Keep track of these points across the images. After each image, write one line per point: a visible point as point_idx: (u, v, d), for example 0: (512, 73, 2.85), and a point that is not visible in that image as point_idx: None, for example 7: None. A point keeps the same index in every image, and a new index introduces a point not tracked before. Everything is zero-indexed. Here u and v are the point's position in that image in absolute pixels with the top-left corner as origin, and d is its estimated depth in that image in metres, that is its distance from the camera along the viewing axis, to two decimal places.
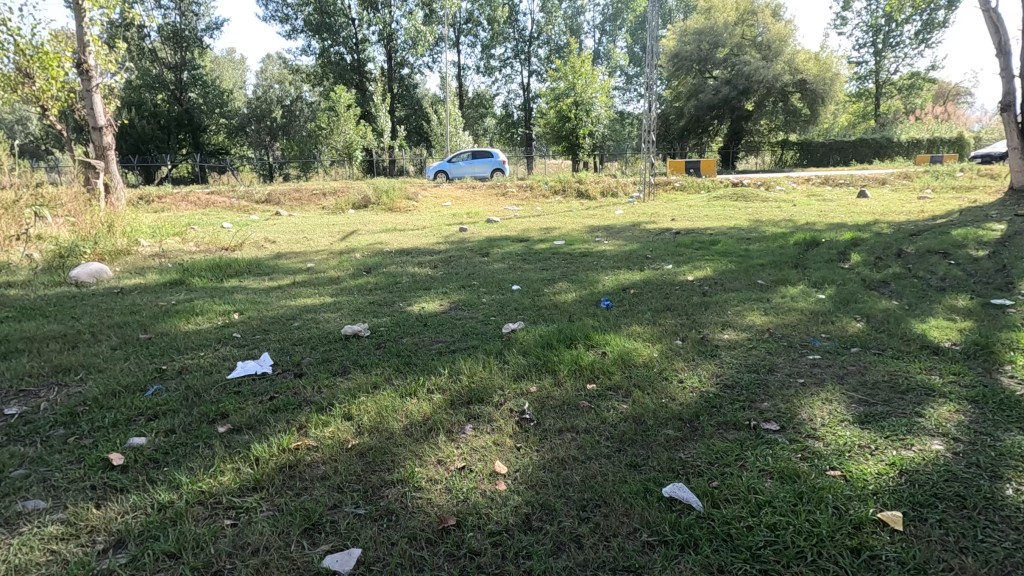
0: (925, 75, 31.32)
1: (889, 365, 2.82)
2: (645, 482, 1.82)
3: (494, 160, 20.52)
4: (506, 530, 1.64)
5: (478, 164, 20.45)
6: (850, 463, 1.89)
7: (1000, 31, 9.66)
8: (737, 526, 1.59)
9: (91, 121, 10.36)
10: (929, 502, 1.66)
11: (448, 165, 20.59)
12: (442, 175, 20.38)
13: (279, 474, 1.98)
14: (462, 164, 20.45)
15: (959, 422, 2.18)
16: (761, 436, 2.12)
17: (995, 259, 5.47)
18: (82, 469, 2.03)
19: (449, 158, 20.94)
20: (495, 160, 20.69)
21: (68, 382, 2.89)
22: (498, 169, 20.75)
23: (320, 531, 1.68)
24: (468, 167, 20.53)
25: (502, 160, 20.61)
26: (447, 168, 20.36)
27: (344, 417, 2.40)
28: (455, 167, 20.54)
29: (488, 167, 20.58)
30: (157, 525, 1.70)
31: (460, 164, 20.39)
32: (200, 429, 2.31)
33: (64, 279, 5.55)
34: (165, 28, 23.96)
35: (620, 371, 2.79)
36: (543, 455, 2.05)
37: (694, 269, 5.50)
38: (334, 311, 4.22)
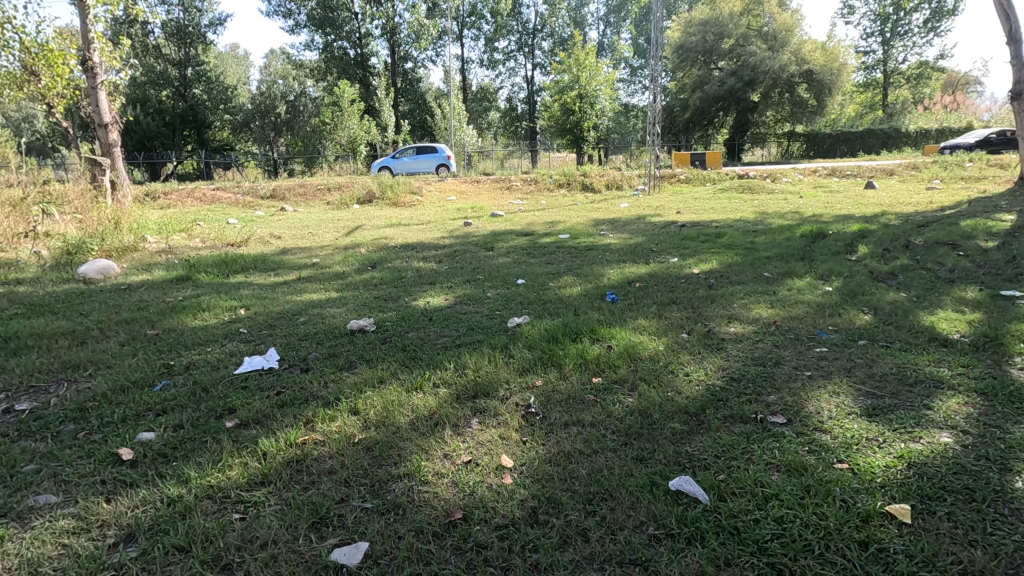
0: (934, 64, 30.96)
1: (896, 357, 2.80)
2: (652, 476, 1.82)
3: (439, 154, 19.68)
4: (513, 524, 1.65)
5: (422, 159, 19.61)
6: (858, 456, 1.88)
7: (1011, 18, 9.52)
8: (744, 519, 1.59)
9: (96, 118, 10.43)
10: (938, 494, 1.65)
11: (392, 160, 19.79)
12: (386, 171, 19.58)
13: (287, 469, 1.99)
14: (406, 159, 19.62)
15: (967, 415, 2.17)
16: (767, 429, 2.11)
17: (1003, 250, 5.42)
18: (92, 463, 2.05)
19: (394, 153, 20.15)
20: (440, 156, 19.85)
21: (78, 378, 2.92)
22: (443, 165, 19.90)
23: (327, 524, 1.68)
24: (412, 163, 19.71)
25: (448, 155, 19.78)
26: (390, 163, 19.57)
27: (350, 411, 2.41)
28: (399, 162, 19.71)
29: (432, 162, 19.72)
30: (167, 519, 1.72)
31: (404, 159, 19.58)
32: (208, 424, 2.33)
33: (72, 276, 5.60)
34: (169, 23, 24.09)
35: (625, 365, 2.79)
36: (549, 448, 2.05)
37: (699, 262, 5.48)
38: (339, 306, 4.23)
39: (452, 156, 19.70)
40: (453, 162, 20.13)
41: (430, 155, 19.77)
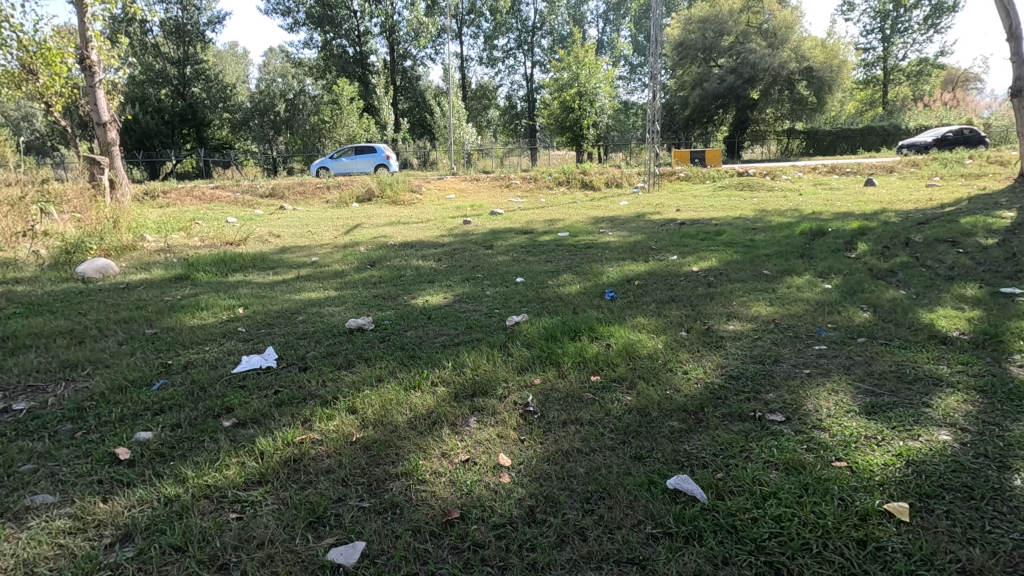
0: (934, 61, 30.93)
1: (896, 355, 2.79)
2: (650, 475, 1.81)
3: (376, 155, 19.15)
4: (510, 523, 1.65)
5: (359, 160, 19.17)
6: (857, 455, 1.88)
7: (1011, 14, 9.49)
8: (742, 518, 1.58)
9: (95, 117, 10.41)
10: (936, 493, 1.65)
11: (331, 161, 19.55)
12: (324, 172, 19.37)
13: (284, 468, 1.99)
14: (343, 160, 19.26)
15: (967, 413, 2.16)
16: (765, 427, 2.11)
17: (1004, 247, 5.42)
18: (89, 463, 2.04)
19: (335, 154, 19.87)
20: (379, 156, 19.32)
21: (75, 377, 2.91)
22: (383, 166, 19.39)
23: (325, 524, 1.68)
24: (350, 164, 19.33)
25: (386, 155, 19.20)
26: (328, 164, 19.33)
27: (348, 410, 2.41)
28: (337, 163, 19.44)
29: (369, 163, 19.25)
30: (164, 519, 1.72)
31: (341, 159, 19.29)
32: (205, 423, 2.33)
33: (70, 275, 5.58)
34: (167, 22, 24.03)
35: (623, 363, 2.79)
36: (548, 447, 2.04)
37: (699, 260, 5.47)
38: (338, 305, 4.22)
39: (390, 156, 19.10)
40: (393, 162, 19.53)
41: (368, 156, 19.28)
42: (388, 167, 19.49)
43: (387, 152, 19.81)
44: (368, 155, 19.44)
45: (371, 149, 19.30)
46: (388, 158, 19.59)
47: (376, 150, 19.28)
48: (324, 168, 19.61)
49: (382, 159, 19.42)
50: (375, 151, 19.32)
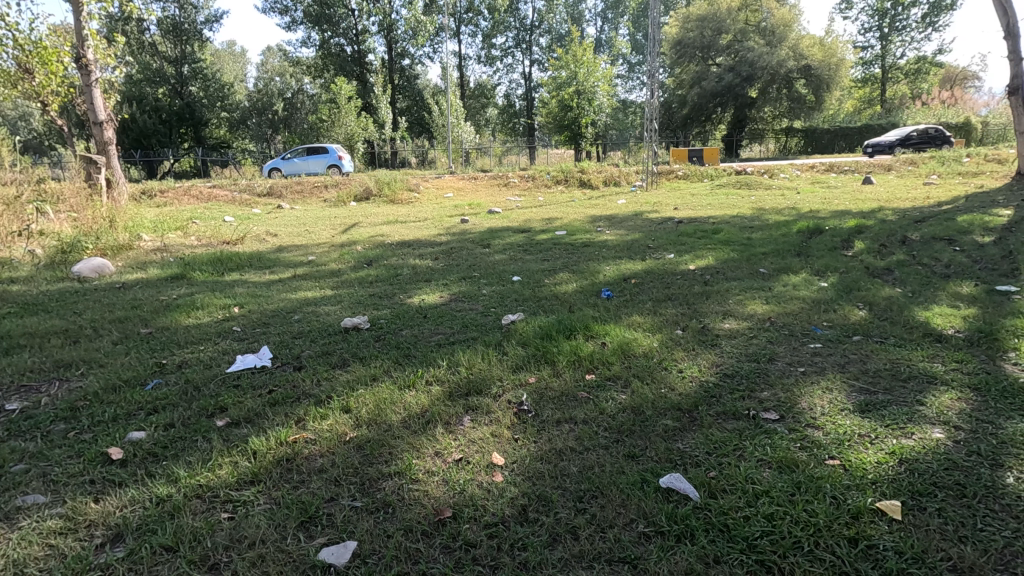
0: (932, 59, 30.94)
1: (890, 353, 2.79)
2: (643, 473, 1.81)
3: (326, 156, 18.96)
4: (503, 522, 1.64)
5: (310, 161, 19.00)
6: (849, 452, 1.88)
7: (1009, 12, 9.49)
8: (734, 517, 1.58)
9: (91, 116, 10.38)
10: (928, 490, 1.65)
11: (283, 161, 19.43)
12: (276, 172, 19.30)
13: (276, 467, 1.99)
14: (295, 160, 19.15)
15: (960, 410, 2.16)
16: (759, 426, 2.11)
17: (1000, 245, 5.43)
18: (81, 463, 2.03)
19: (288, 154, 19.73)
20: (330, 157, 19.12)
21: (69, 377, 2.90)
22: (334, 166, 19.19)
23: (317, 524, 1.68)
24: (302, 164, 19.23)
25: (336, 156, 19.00)
26: (279, 164, 19.23)
27: (342, 409, 2.40)
28: (289, 163, 19.31)
29: (320, 164, 19.07)
30: (156, 519, 1.71)
31: (292, 160, 19.15)
32: (199, 423, 2.32)
33: (66, 275, 5.56)
34: (165, 21, 23.89)
35: (619, 362, 2.78)
36: (541, 446, 2.04)
37: (696, 258, 5.47)
38: (333, 304, 4.22)
39: (341, 157, 18.88)
40: (345, 162, 19.30)
41: (319, 157, 19.10)
42: (339, 168, 19.28)
43: (342, 152, 19.60)
44: (319, 156, 19.28)
45: (323, 149, 19.11)
46: (340, 158, 19.33)
47: (327, 150, 19.09)
48: (277, 168, 19.56)
49: (334, 160, 19.21)
50: (326, 152, 19.14)
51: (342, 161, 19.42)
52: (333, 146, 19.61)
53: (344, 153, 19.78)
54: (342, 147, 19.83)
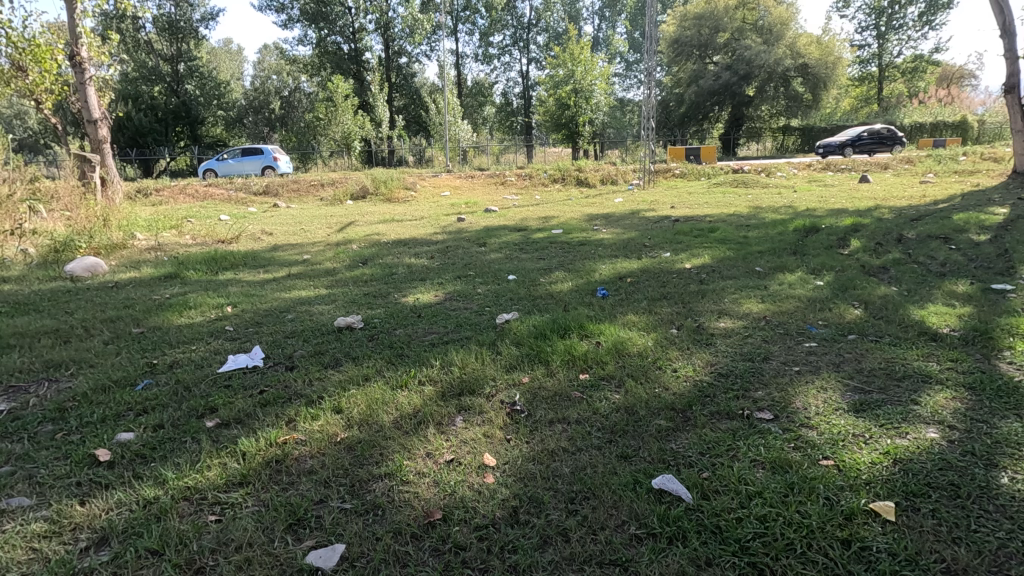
0: (929, 57, 31.04)
1: (886, 352, 2.78)
2: (635, 474, 1.79)
3: (262, 157, 18.97)
4: (493, 524, 1.62)
5: (245, 162, 18.97)
6: (844, 453, 1.87)
7: (1005, 11, 9.50)
8: (726, 518, 1.56)
9: (85, 114, 10.33)
10: (922, 491, 1.64)
11: (217, 162, 19.30)
12: (210, 173, 19.14)
13: (266, 469, 1.97)
14: (230, 161, 19.07)
15: (955, 409, 2.15)
16: (753, 426, 2.09)
17: (996, 243, 5.44)
18: (68, 465, 2.01)
19: (223, 155, 19.63)
20: (266, 158, 19.13)
21: (59, 378, 2.87)
22: (269, 167, 19.20)
23: (305, 527, 1.66)
24: (237, 164, 19.16)
25: (272, 156, 19.02)
26: (213, 165, 19.08)
27: (334, 410, 2.38)
28: (224, 164, 19.21)
29: (255, 165, 19.08)
30: (142, 522, 1.69)
31: (227, 160, 19.07)
32: (189, 423, 2.30)
33: (58, 274, 5.53)
34: (160, 19, 23.78)
35: (613, 361, 2.77)
36: (533, 447, 2.02)
37: (692, 257, 5.46)
38: (327, 303, 4.20)
39: (277, 158, 18.92)
40: (281, 163, 19.34)
41: (255, 157, 19.09)
42: (275, 169, 19.31)
43: (278, 153, 19.62)
44: (255, 156, 19.28)
45: (259, 150, 19.11)
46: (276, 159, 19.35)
47: (263, 151, 19.12)
48: (212, 169, 19.42)
49: (270, 161, 19.23)
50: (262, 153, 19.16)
51: (278, 161, 19.44)
52: (269, 146, 19.59)
53: (281, 153, 19.81)
54: (279, 147, 19.84)
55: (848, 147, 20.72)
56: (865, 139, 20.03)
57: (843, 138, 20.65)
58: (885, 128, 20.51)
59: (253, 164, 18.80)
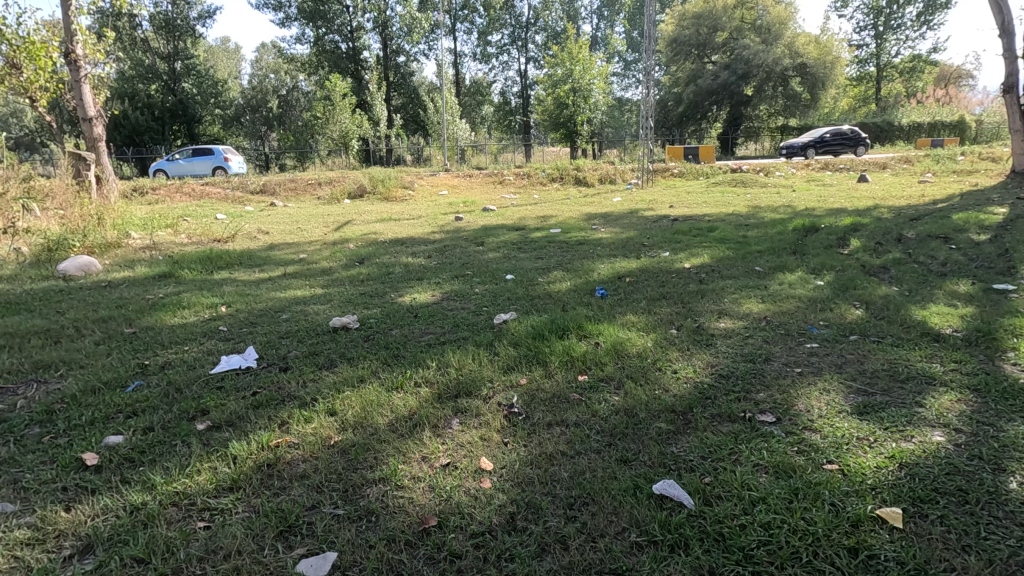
0: (927, 57, 31.08)
1: (887, 353, 2.75)
2: (636, 479, 1.75)
3: (212, 157, 18.74)
4: (489, 531, 1.58)
5: (195, 162, 18.75)
6: (848, 456, 1.83)
7: (1004, 10, 9.48)
8: (730, 525, 1.52)
9: (80, 112, 10.25)
10: (930, 497, 1.60)
11: (168, 162, 19.07)
12: (160, 173, 18.88)
13: (257, 473, 1.92)
14: (180, 161, 18.85)
15: (960, 412, 2.11)
16: (755, 429, 2.06)
17: (996, 243, 5.42)
18: (55, 469, 1.96)
19: (174, 156, 19.40)
20: (216, 158, 18.92)
21: (48, 378, 2.83)
22: (220, 167, 18.99)
23: (296, 533, 1.61)
24: (187, 165, 18.93)
25: (222, 157, 18.80)
26: (162, 165, 18.83)
27: (327, 412, 2.33)
28: (173, 164, 18.97)
29: (205, 165, 18.86)
30: (128, 530, 1.64)
31: (177, 161, 18.83)
32: (179, 426, 2.25)
33: (52, 273, 5.48)
34: (157, 17, 23.64)
35: (612, 362, 2.72)
36: (531, 450, 1.98)
37: (691, 256, 5.42)
38: (323, 303, 4.15)
39: (227, 159, 18.74)
40: (232, 164, 19.09)
41: (205, 158, 18.87)
42: (226, 169, 19.08)
43: (229, 153, 19.41)
44: (205, 157, 19.08)
45: (209, 150, 18.90)
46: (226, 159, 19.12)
47: (213, 151, 18.89)
48: (163, 169, 19.19)
49: (220, 161, 19.02)
50: (212, 153, 18.95)
51: (230, 162, 19.22)
52: (220, 147, 19.38)
53: (233, 154, 19.61)
54: (230, 148, 19.63)
55: (812, 147, 20.80)
56: (828, 141, 20.08)
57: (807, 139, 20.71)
58: (849, 129, 20.55)
59: (202, 164, 18.58)
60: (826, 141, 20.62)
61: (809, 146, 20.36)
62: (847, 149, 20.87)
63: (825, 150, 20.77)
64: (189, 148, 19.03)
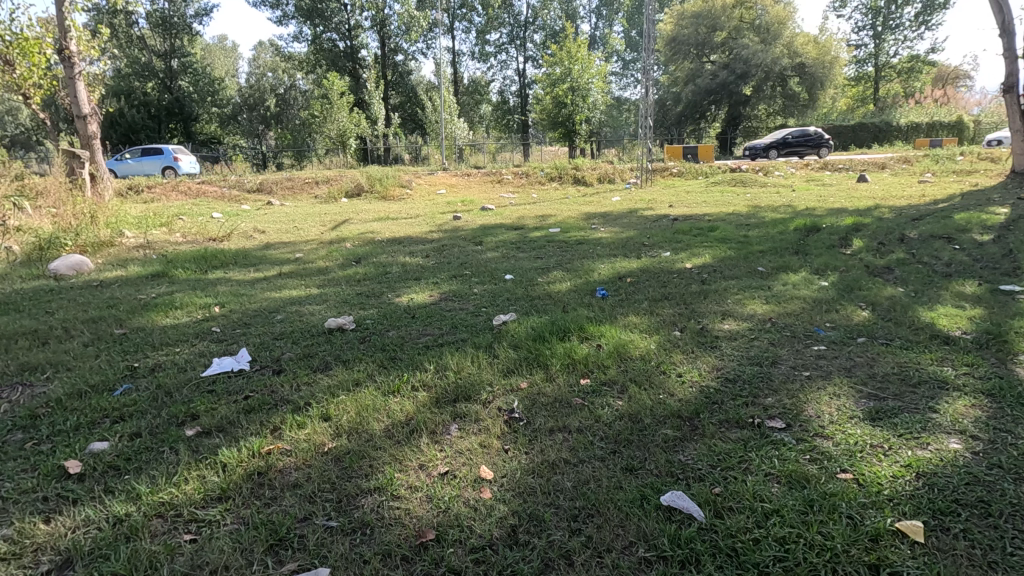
0: (925, 58, 31.10)
1: (898, 356, 2.68)
2: (642, 490, 1.68)
3: (161, 156, 18.35)
4: (490, 545, 1.51)
5: (143, 162, 18.35)
6: (863, 465, 1.76)
7: (1005, 9, 9.43)
8: (743, 539, 1.45)
9: (74, 110, 10.13)
10: (951, 509, 1.53)
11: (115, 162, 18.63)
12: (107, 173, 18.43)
13: (247, 482, 1.84)
14: (128, 161, 18.43)
15: (976, 418, 2.05)
16: (765, 436, 1.99)
17: (1000, 243, 5.36)
18: (35, 478, 1.88)
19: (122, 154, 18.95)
20: (165, 158, 18.58)
21: (33, 382, 2.73)
22: (170, 167, 18.66)
23: (287, 547, 1.54)
24: (136, 164, 18.53)
25: (172, 157, 18.49)
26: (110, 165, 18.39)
27: (322, 418, 2.25)
28: (122, 164, 18.54)
29: (154, 165, 18.49)
30: (109, 543, 1.56)
31: (125, 160, 18.40)
32: (167, 432, 2.17)
33: (42, 272, 5.39)
34: (153, 14, 23.43)
35: (615, 365, 2.65)
36: (533, 458, 1.90)
37: (692, 256, 5.35)
38: (319, 303, 4.07)
39: (178, 157, 18.49)
40: (182, 164, 18.84)
41: (154, 157, 18.43)
42: (175, 169, 18.77)
43: (179, 154, 19.17)
44: (154, 156, 18.70)
45: (158, 150, 18.54)
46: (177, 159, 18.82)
47: (163, 151, 18.55)
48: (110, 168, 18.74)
49: (170, 161, 18.69)
50: (162, 152, 18.58)
51: (180, 161, 18.95)
52: (169, 147, 19.10)
53: (183, 154, 19.32)
54: (180, 149, 19.44)
55: (774, 148, 21.03)
56: (789, 143, 20.28)
57: (769, 140, 20.98)
58: (810, 131, 20.74)
59: (151, 164, 18.23)
60: (788, 142, 20.83)
61: (771, 147, 20.64)
62: (809, 151, 21.05)
63: (786, 152, 20.98)
64: (138, 147, 18.61)
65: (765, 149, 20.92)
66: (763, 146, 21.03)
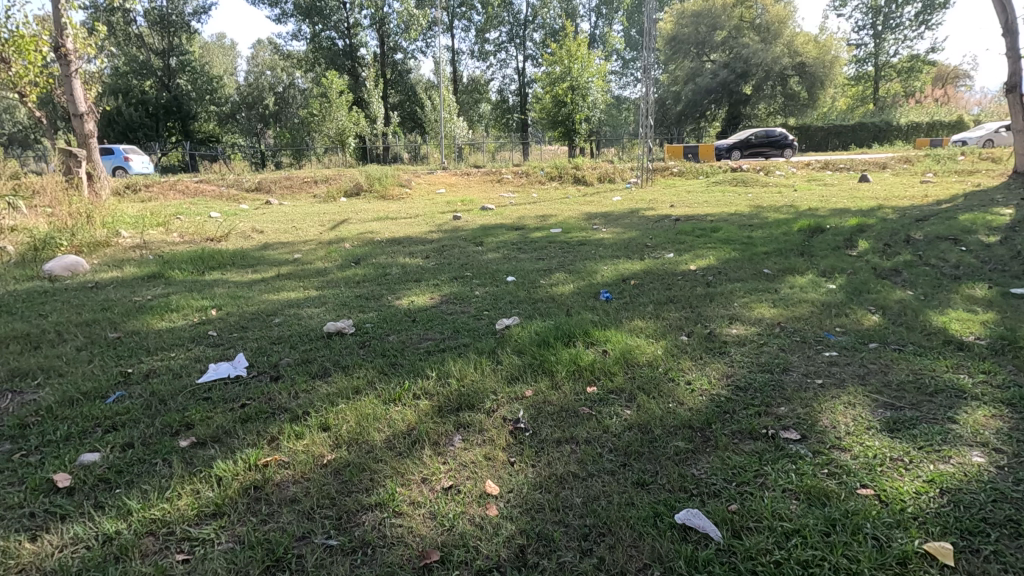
0: (925, 57, 31.06)
1: (912, 362, 2.61)
2: (656, 507, 1.61)
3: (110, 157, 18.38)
4: (497, 567, 1.43)
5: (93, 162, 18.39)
6: (884, 480, 1.69)
7: (1008, 9, 9.37)
8: (763, 562, 1.38)
9: (71, 108, 10.03)
10: (980, 529, 1.46)
11: None
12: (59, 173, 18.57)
13: (243, 497, 1.77)
14: None
15: (998, 429, 1.98)
16: (780, 447, 1.92)
17: (1007, 244, 5.29)
18: (23, 492, 1.81)
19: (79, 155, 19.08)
20: (115, 158, 18.54)
21: (23, 389, 2.65)
22: (119, 167, 18.58)
23: (284, 569, 1.46)
24: None
25: (120, 157, 18.43)
26: None
27: (320, 428, 2.18)
28: None
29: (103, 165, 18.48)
30: (96, 566, 1.49)
31: None
32: (161, 443, 2.10)
33: (37, 273, 5.31)
34: (151, 12, 23.17)
35: (622, 372, 2.58)
36: (539, 472, 1.83)
37: (696, 258, 5.28)
38: (317, 306, 3.99)
39: (126, 157, 18.39)
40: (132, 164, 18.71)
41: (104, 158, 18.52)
42: (125, 169, 18.65)
43: (132, 154, 19.00)
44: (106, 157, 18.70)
45: (108, 150, 18.52)
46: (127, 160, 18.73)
47: (113, 151, 18.51)
48: None
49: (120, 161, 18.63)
50: (112, 153, 18.56)
51: (130, 162, 18.80)
52: (121, 148, 19.02)
53: (136, 154, 19.21)
54: (133, 150, 19.27)
55: (737, 149, 20.32)
56: (752, 144, 19.70)
57: (733, 141, 20.33)
58: (775, 132, 20.19)
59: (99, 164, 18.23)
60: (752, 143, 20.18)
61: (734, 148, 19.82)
62: (774, 152, 20.53)
63: (750, 153, 20.45)
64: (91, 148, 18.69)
65: (728, 150, 20.28)
66: (727, 147, 20.31)
